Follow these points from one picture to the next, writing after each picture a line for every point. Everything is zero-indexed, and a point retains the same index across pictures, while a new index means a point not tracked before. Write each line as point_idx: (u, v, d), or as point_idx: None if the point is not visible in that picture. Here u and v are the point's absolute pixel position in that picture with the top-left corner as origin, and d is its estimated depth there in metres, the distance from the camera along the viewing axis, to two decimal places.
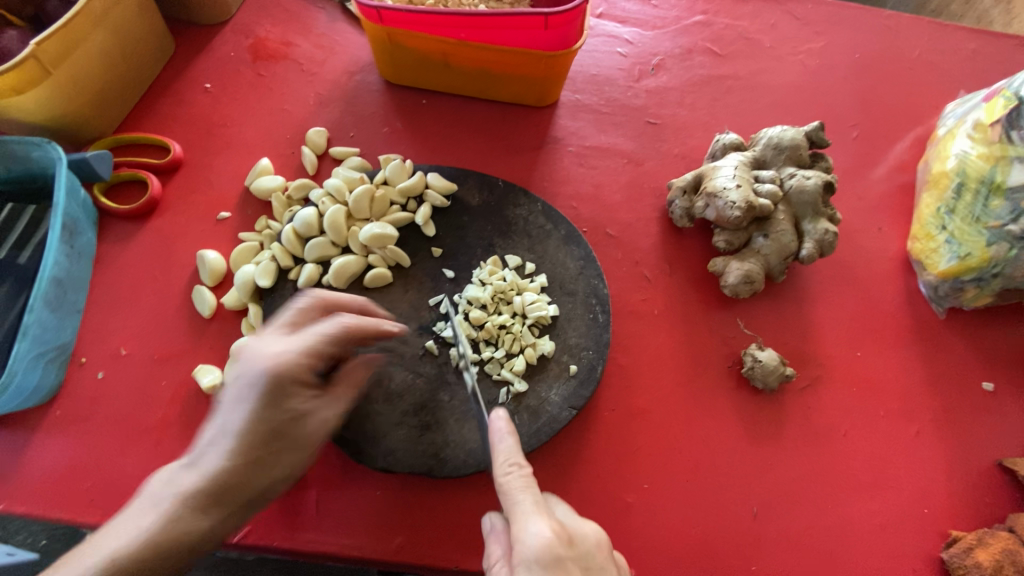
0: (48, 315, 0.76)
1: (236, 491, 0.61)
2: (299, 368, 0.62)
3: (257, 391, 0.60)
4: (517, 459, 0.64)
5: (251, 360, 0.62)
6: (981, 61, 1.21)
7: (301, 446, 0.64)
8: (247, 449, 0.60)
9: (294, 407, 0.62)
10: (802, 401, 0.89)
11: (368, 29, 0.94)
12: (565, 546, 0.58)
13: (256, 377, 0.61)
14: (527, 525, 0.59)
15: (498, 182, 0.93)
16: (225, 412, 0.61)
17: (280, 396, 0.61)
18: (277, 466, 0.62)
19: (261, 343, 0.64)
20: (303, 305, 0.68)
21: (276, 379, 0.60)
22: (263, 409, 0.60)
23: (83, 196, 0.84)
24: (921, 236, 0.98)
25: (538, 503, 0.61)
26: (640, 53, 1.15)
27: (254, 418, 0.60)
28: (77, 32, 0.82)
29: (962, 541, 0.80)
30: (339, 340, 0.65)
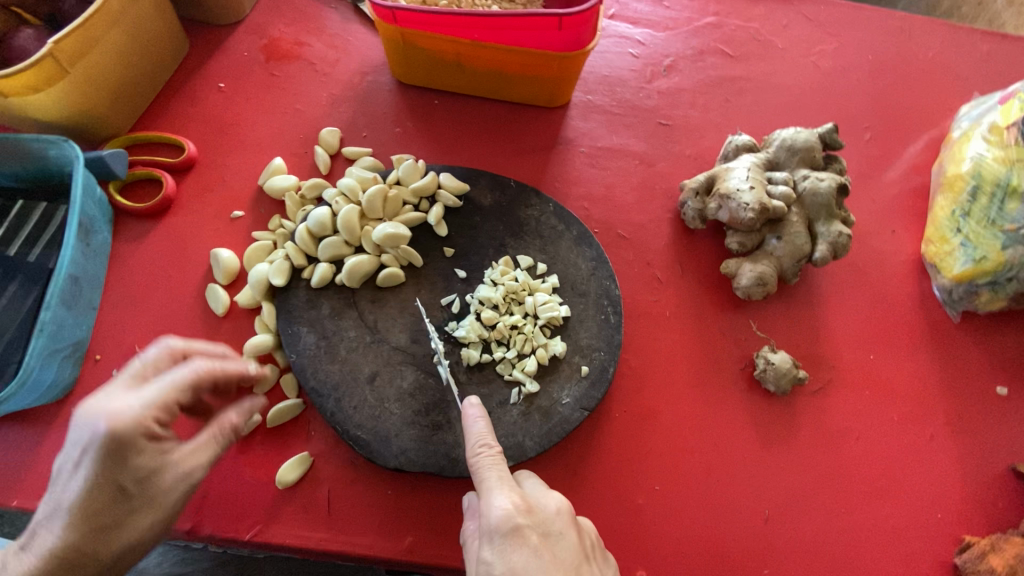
0: (64, 312, 0.77)
1: (89, 563, 0.54)
2: (142, 427, 0.51)
3: (92, 454, 0.51)
4: (487, 439, 0.65)
5: (83, 422, 0.51)
6: (995, 63, 1.20)
7: (157, 507, 0.55)
8: (91, 515, 0.53)
9: (139, 470, 0.53)
10: (815, 404, 0.88)
11: (382, 29, 0.94)
12: (523, 516, 0.59)
13: (89, 442, 0.51)
14: (489, 496, 0.60)
15: (510, 182, 0.93)
16: (59, 483, 0.53)
17: (121, 459, 0.51)
18: (125, 533, 0.55)
19: (97, 398, 0.53)
20: (160, 351, 0.58)
21: (112, 444, 0.50)
22: (102, 475, 0.51)
23: (99, 194, 0.85)
24: (935, 239, 0.97)
25: (503, 476, 0.62)
26: (652, 54, 1.15)
27: (90, 488, 0.52)
28: (95, 31, 0.83)
29: (975, 546, 0.79)
30: (192, 387, 0.55)
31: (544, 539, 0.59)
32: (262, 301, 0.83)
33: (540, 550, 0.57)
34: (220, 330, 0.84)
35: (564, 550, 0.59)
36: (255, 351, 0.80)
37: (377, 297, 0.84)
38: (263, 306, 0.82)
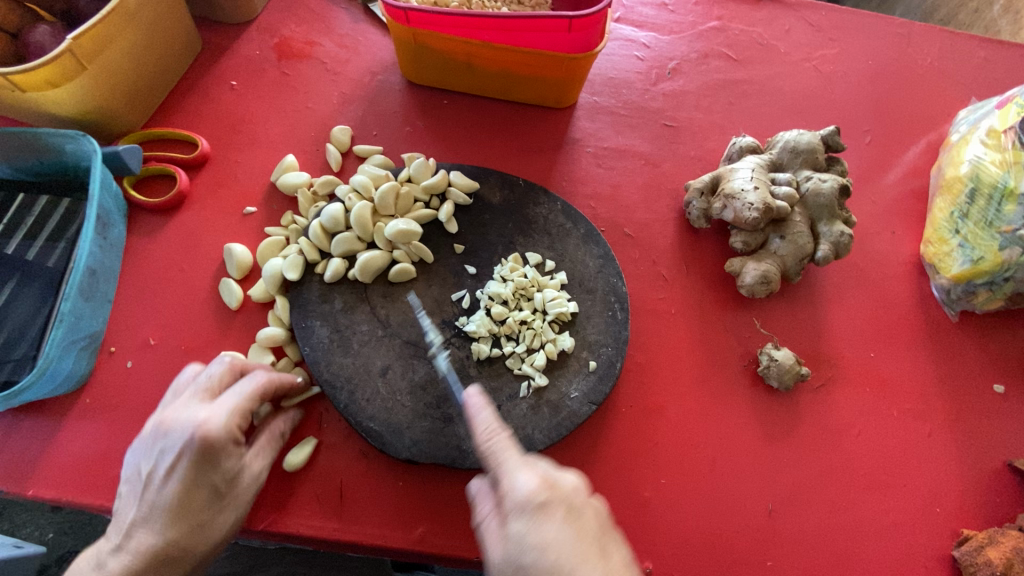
0: (81, 304, 0.78)
1: (180, 561, 0.61)
2: (232, 431, 0.61)
3: (189, 459, 0.59)
4: (499, 421, 0.64)
5: (173, 433, 0.61)
6: (991, 69, 1.23)
7: (237, 504, 0.65)
8: (187, 516, 0.60)
9: (228, 470, 0.62)
10: (816, 401, 0.90)
11: (394, 29, 0.96)
12: (546, 492, 0.57)
13: (182, 448, 0.59)
14: (510, 477, 0.58)
15: (519, 181, 0.95)
16: (151, 491, 0.60)
17: (215, 461, 0.60)
18: (213, 529, 0.62)
19: (180, 412, 0.63)
20: (221, 368, 0.68)
21: (207, 445, 0.59)
22: (196, 478, 0.60)
23: (115, 188, 0.86)
24: (934, 240, 0.99)
25: (521, 456, 0.61)
26: (657, 57, 1.17)
27: (185, 487, 0.60)
28: (112, 28, 0.84)
29: (973, 539, 0.81)
30: (261, 396, 0.67)
31: (569, 513, 0.57)
32: (276, 295, 0.84)
33: (568, 525, 0.56)
34: (234, 323, 0.85)
35: (591, 523, 0.57)
36: (269, 342, 0.81)
37: (389, 293, 0.85)
38: (277, 300, 0.83)
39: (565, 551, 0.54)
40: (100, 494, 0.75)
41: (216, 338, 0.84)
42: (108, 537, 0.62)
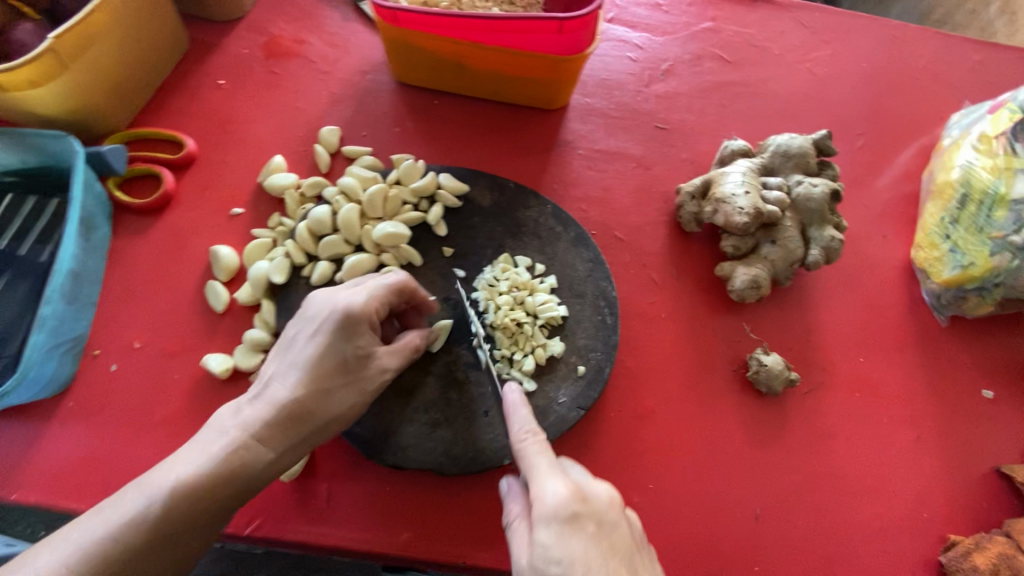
0: (63, 307, 0.77)
1: (304, 424, 0.62)
2: (368, 311, 0.65)
3: (331, 324, 0.63)
4: (533, 427, 0.65)
5: (319, 304, 0.65)
6: (985, 72, 1.23)
7: (361, 388, 0.65)
8: (321, 377, 0.63)
9: (359, 348, 0.65)
10: (805, 405, 0.90)
11: (383, 29, 0.95)
12: (578, 503, 0.57)
13: (325, 317, 0.64)
14: (541, 483, 0.59)
15: (509, 183, 0.94)
16: (295, 349, 0.64)
17: (351, 333, 0.64)
18: (334, 404, 0.64)
19: (328, 292, 0.67)
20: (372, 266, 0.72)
21: (348, 316, 0.63)
22: (332, 345, 0.63)
23: (99, 189, 0.85)
24: (925, 245, 0.99)
25: (555, 465, 0.61)
26: (650, 58, 1.16)
27: (325, 350, 0.63)
28: (95, 27, 0.83)
29: (959, 545, 0.81)
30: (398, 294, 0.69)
31: (599, 528, 0.57)
32: (262, 298, 0.83)
33: (596, 538, 0.56)
34: (220, 326, 0.84)
35: (618, 539, 0.57)
36: (253, 346, 0.81)
37: None
38: (262, 303, 0.83)
39: (592, 565, 0.54)
40: (83, 498, 0.74)
41: (201, 341, 0.83)
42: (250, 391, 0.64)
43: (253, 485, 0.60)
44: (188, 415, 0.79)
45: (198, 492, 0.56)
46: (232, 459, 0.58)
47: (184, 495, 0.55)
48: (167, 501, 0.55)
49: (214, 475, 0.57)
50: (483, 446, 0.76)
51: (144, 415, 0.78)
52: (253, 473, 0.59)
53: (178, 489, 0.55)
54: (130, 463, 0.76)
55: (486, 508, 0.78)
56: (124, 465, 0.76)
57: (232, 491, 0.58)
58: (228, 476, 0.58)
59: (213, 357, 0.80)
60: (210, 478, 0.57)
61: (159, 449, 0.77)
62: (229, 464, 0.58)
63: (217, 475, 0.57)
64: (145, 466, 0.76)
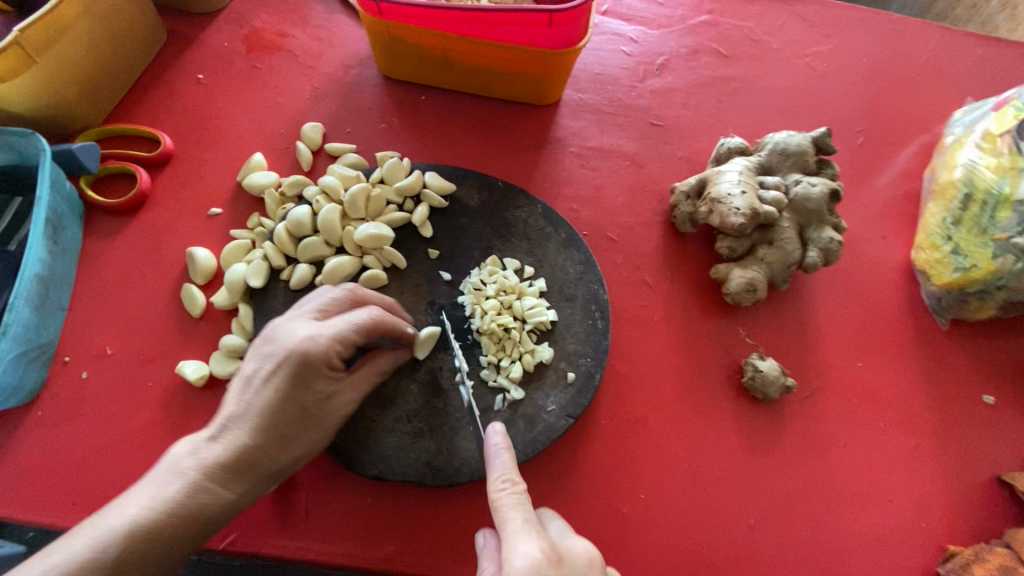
0: (30, 314, 0.74)
1: (261, 468, 0.60)
2: (329, 353, 0.61)
3: (288, 371, 0.60)
4: (511, 476, 0.62)
5: (278, 341, 0.61)
6: (988, 67, 1.19)
7: (321, 429, 0.63)
8: (278, 423, 0.60)
9: (320, 391, 0.62)
10: (802, 412, 0.87)
11: (366, 21, 0.91)
12: (552, 566, 0.55)
13: (284, 358, 0.60)
14: (514, 544, 0.57)
15: (498, 182, 0.91)
16: (251, 392, 0.60)
17: (308, 381, 0.60)
18: (295, 447, 0.62)
19: (289, 327, 0.63)
20: (341, 294, 0.67)
21: (305, 363, 0.60)
22: (292, 390, 0.60)
23: (68, 189, 0.81)
24: (926, 246, 0.96)
25: (531, 523, 0.59)
26: (645, 52, 1.13)
27: (282, 397, 0.60)
28: (65, 19, 0.79)
29: (959, 556, 0.79)
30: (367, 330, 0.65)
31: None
32: (239, 302, 0.80)
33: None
34: (196, 331, 0.81)
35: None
36: (230, 352, 0.78)
37: None
38: (239, 307, 0.80)
39: None
40: (50, 512, 0.71)
41: (176, 347, 0.80)
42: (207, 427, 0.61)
43: (207, 532, 0.57)
44: (162, 424, 0.76)
45: (150, 540, 0.53)
46: (186, 505, 0.55)
47: (134, 543, 0.52)
48: (112, 551, 0.51)
49: (165, 523, 0.54)
50: (467, 457, 0.74)
51: (116, 424, 0.75)
52: (207, 521, 0.56)
53: (127, 537, 0.52)
54: (101, 474, 0.73)
55: (471, 520, 0.75)
56: (95, 476, 0.73)
57: (185, 539, 0.55)
58: (181, 524, 0.55)
59: (188, 363, 0.77)
60: (163, 526, 0.53)
61: (131, 460, 0.74)
62: (182, 511, 0.55)
63: (170, 523, 0.54)
64: (116, 477, 0.73)
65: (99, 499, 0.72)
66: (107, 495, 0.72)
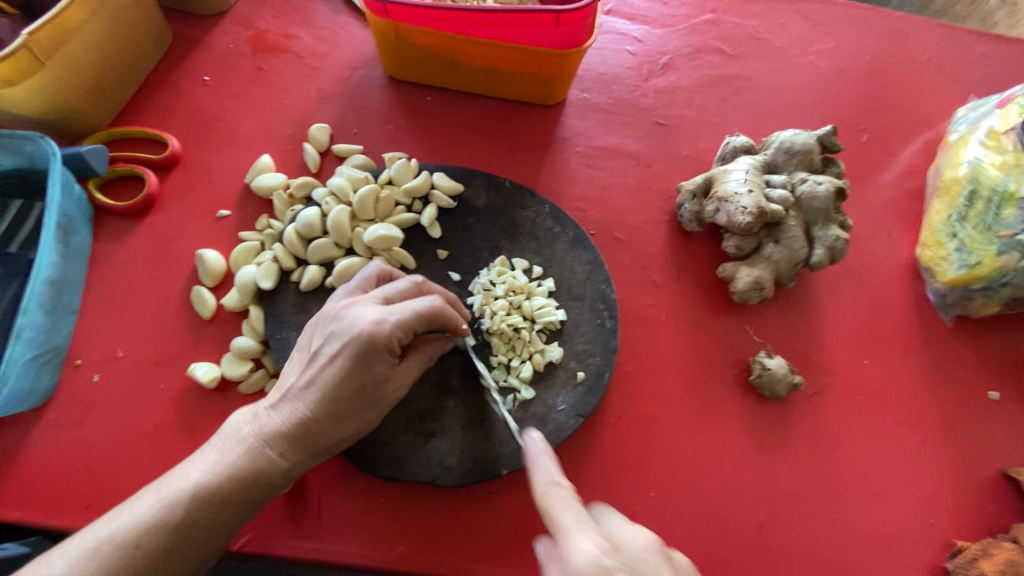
0: (41, 317, 0.74)
1: (318, 445, 0.63)
2: (390, 340, 0.62)
3: (352, 350, 0.61)
4: (557, 478, 0.61)
5: (343, 323, 0.63)
6: (990, 64, 1.20)
7: (376, 410, 0.65)
8: (336, 400, 0.62)
9: (378, 374, 0.63)
10: (809, 409, 0.88)
11: (372, 22, 0.91)
12: (611, 556, 0.53)
13: (346, 341, 0.61)
14: (568, 542, 0.55)
15: (505, 182, 0.91)
16: (314, 367, 0.63)
17: (369, 361, 0.61)
18: (349, 424, 0.64)
19: (356, 309, 0.64)
20: (407, 283, 0.68)
21: (367, 344, 0.60)
22: (350, 372, 0.61)
23: (78, 193, 0.82)
24: (930, 243, 0.97)
25: (582, 517, 0.57)
26: (649, 51, 1.13)
27: (344, 375, 0.61)
28: (73, 22, 0.79)
29: (966, 551, 0.80)
30: (429, 319, 0.65)
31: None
32: (250, 304, 0.81)
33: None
34: (207, 334, 0.81)
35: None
36: (242, 354, 0.78)
37: None
38: (250, 310, 0.80)
39: None
40: (64, 515, 0.71)
41: (187, 349, 0.80)
42: (270, 398, 0.65)
43: (266, 497, 0.62)
44: (174, 427, 0.76)
45: (210, 500, 0.58)
46: (247, 474, 0.60)
47: (198, 502, 0.58)
48: (182, 509, 0.57)
49: (226, 488, 0.59)
50: (478, 456, 0.74)
51: (129, 427, 0.76)
52: (266, 490, 0.61)
53: (193, 498, 0.58)
54: (114, 476, 0.73)
55: (483, 519, 0.75)
56: (109, 478, 0.73)
57: (244, 501, 0.60)
58: (241, 490, 0.60)
59: (200, 365, 0.78)
60: (223, 488, 0.59)
61: (145, 462, 0.74)
62: (241, 478, 0.60)
63: (229, 485, 0.59)
64: (129, 479, 0.73)
65: (113, 502, 0.72)
66: (121, 497, 0.73)
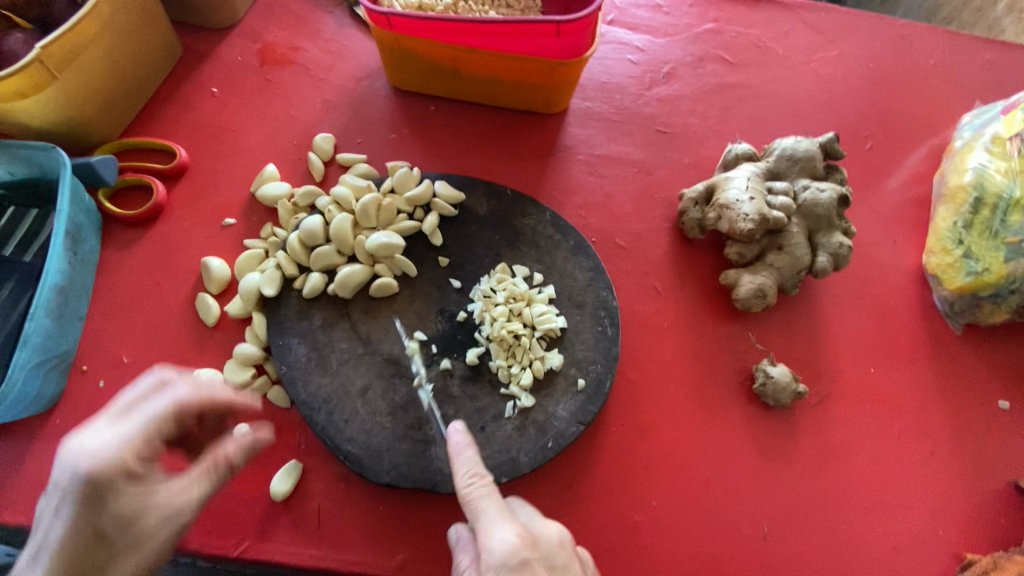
0: (50, 323, 0.75)
1: None
2: (120, 468, 0.53)
3: (57, 492, 0.52)
4: (479, 469, 0.63)
5: (61, 460, 0.53)
6: (997, 71, 1.19)
7: (150, 551, 0.55)
8: (66, 553, 0.53)
9: (122, 512, 0.53)
10: (814, 417, 0.87)
11: (378, 34, 0.93)
12: (529, 548, 0.58)
13: (59, 480, 0.52)
14: (490, 532, 0.59)
15: (507, 191, 0.92)
16: (41, 520, 0.53)
17: (90, 501, 0.52)
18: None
19: (87, 433, 0.55)
20: (156, 383, 0.59)
21: (78, 484, 0.51)
22: (73, 520, 0.52)
23: (88, 202, 0.83)
24: (937, 251, 0.95)
25: (501, 509, 0.61)
26: (651, 60, 1.14)
27: (55, 524, 0.52)
28: (84, 35, 0.81)
29: (977, 564, 0.78)
30: (163, 424, 0.56)
31: (551, 571, 0.59)
32: (253, 311, 0.82)
33: None
34: (210, 340, 0.82)
35: None
36: (244, 360, 0.79)
37: (370, 308, 0.83)
38: (253, 317, 0.81)
39: None
40: None
41: (191, 356, 0.81)
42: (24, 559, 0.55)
43: None
44: None
45: None
46: None
47: None
48: None
49: None
50: None
51: None
52: None
53: None
54: None
55: None
56: None
57: None
58: None
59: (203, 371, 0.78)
60: None
61: None
62: None
63: None
64: None
65: None
66: None
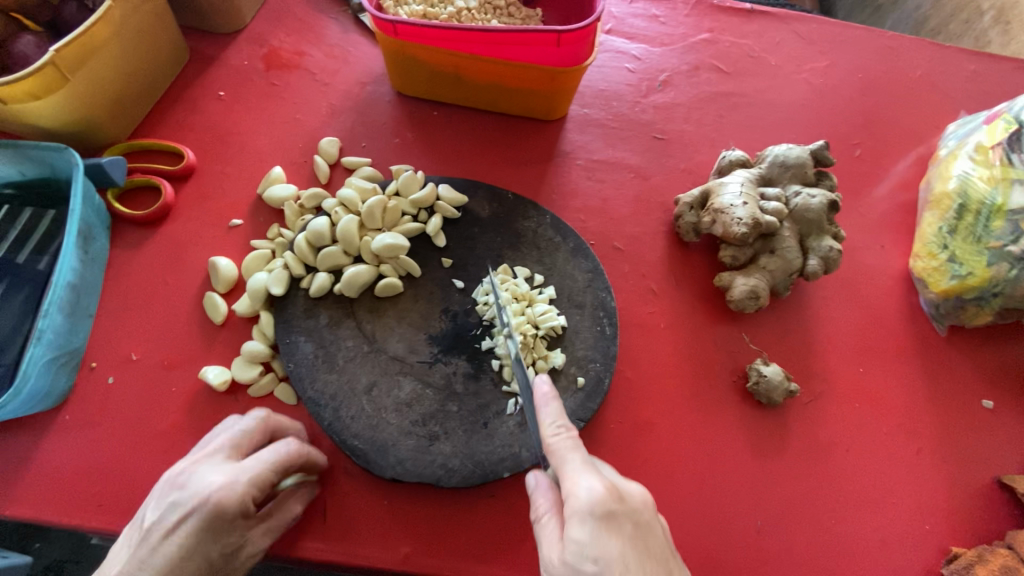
0: (61, 320, 0.77)
1: None
2: (246, 504, 0.61)
3: (191, 521, 0.59)
4: (564, 421, 0.64)
5: (188, 490, 0.60)
6: (980, 82, 1.23)
7: None
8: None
9: (230, 542, 0.61)
10: (806, 415, 0.90)
11: (382, 41, 0.95)
12: (616, 502, 0.57)
13: (191, 510, 0.59)
14: (576, 481, 0.58)
15: (508, 194, 0.94)
16: (151, 543, 0.59)
17: (217, 531, 0.60)
18: None
19: (205, 469, 0.62)
20: (257, 427, 0.68)
21: (214, 515, 0.59)
22: (195, 546, 0.59)
23: (98, 202, 0.85)
24: (923, 254, 0.99)
25: (585, 462, 0.61)
26: (648, 69, 1.17)
27: (178, 547, 0.58)
28: (97, 38, 0.83)
29: (962, 557, 0.80)
30: (283, 467, 0.65)
31: (636, 529, 0.58)
32: (260, 310, 0.83)
33: (633, 538, 0.57)
34: (218, 338, 0.84)
35: (651, 540, 0.58)
36: (252, 358, 0.81)
37: (376, 307, 0.85)
38: (261, 315, 0.83)
39: (628, 565, 0.55)
40: (76, 513, 0.73)
41: (199, 354, 0.83)
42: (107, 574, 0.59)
43: None
44: (186, 428, 0.78)
45: None
46: None
47: None
48: None
49: None
50: (483, 458, 0.76)
51: (142, 429, 0.78)
52: None
53: None
54: (126, 476, 0.75)
55: (480, 521, 0.77)
56: (121, 479, 0.75)
57: None
58: None
59: (211, 368, 0.80)
60: None
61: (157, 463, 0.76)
62: None
63: None
64: (141, 479, 0.75)
65: (124, 501, 0.74)
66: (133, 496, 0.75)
